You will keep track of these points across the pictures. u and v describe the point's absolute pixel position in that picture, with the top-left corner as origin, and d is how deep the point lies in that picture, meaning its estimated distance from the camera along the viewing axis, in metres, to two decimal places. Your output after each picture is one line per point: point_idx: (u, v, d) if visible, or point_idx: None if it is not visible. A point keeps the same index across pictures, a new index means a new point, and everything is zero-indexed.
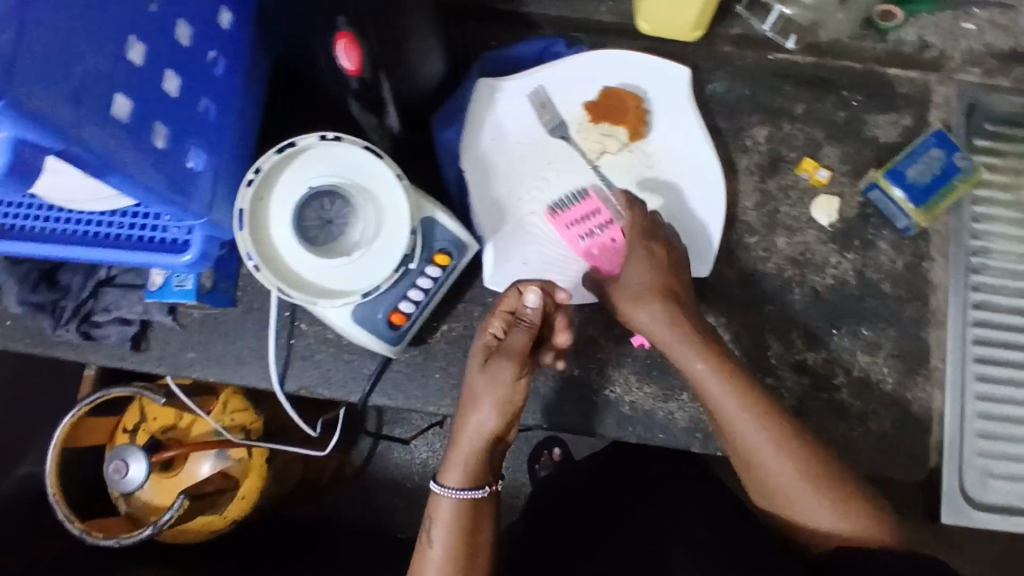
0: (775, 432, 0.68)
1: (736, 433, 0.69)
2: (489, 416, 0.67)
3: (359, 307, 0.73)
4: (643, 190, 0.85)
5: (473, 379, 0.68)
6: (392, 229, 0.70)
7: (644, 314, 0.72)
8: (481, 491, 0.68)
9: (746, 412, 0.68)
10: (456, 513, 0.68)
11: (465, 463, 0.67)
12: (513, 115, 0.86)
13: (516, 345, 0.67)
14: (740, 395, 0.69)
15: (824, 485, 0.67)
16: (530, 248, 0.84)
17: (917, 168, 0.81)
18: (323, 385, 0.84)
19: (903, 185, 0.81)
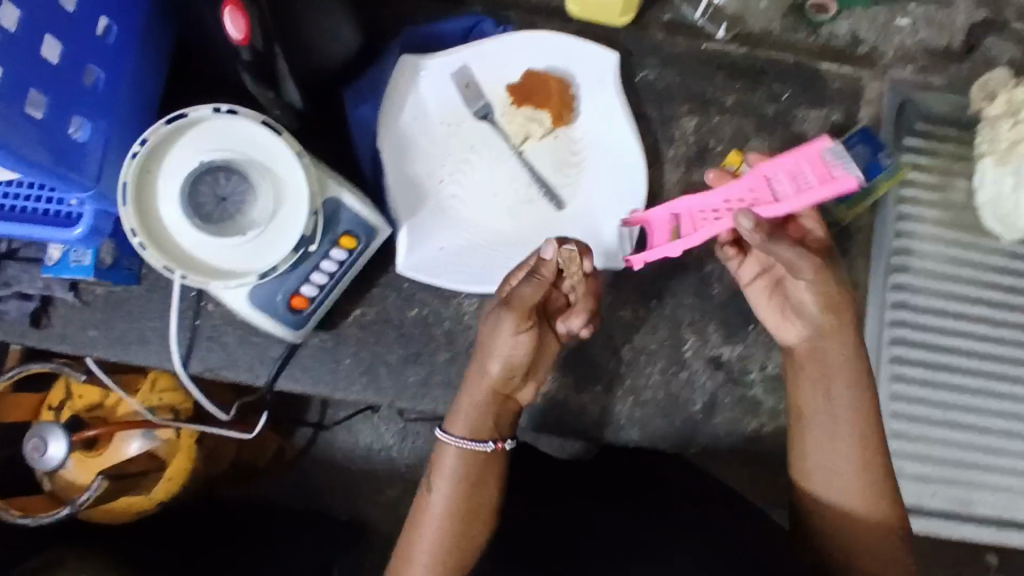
0: (871, 424, 0.66)
1: (812, 413, 0.68)
2: (496, 366, 0.67)
3: (256, 289, 0.70)
4: (566, 177, 0.83)
5: (497, 336, 0.67)
6: (291, 209, 0.67)
7: (804, 268, 0.68)
8: (486, 444, 0.68)
9: (853, 401, 0.66)
10: (462, 465, 0.67)
11: (470, 412, 0.68)
12: (436, 95, 0.83)
13: (518, 297, 0.66)
14: (849, 384, 0.67)
15: (868, 456, 0.66)
16: (448, 233, 0.82)
17: None
18: (230, 368, 0.81)
19: None
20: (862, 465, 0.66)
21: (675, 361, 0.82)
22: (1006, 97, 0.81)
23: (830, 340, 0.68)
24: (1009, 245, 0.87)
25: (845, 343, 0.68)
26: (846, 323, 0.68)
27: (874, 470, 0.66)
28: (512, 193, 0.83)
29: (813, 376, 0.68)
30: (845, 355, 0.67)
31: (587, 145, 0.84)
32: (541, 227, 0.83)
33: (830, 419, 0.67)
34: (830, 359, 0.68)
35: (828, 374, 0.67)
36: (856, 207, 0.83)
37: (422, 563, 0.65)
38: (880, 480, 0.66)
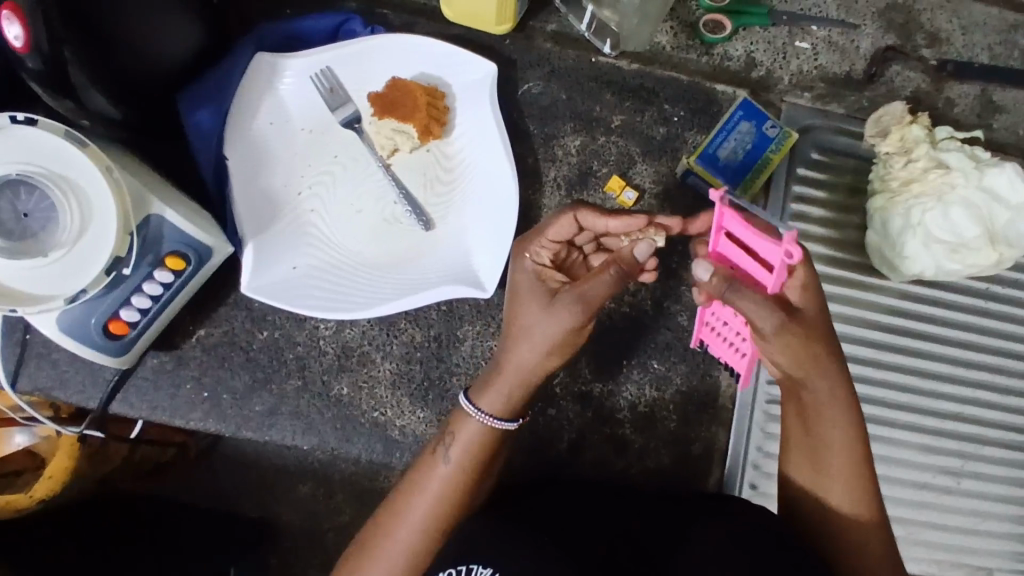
0: (857, 461, 0.59)
1: (820, 446, 0.60)
2: (538, 365, 0.61)
3: (65, 312, 0.65)
4: (438, 194, 0.78)
5: (548, 338, 0.60)
6: (98, 229, 0.61)
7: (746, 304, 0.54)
8: (514, 422, 0.64)
9: (845, 436, 0.59)
10: (480, 438, 0.63)
11: (506, 394, 0.62)
12: (297, 99, 0.77)
13: (591, 292, 0.59)
14: (842, 417, 0.59)
15: (862, 504, 0.60)
16: (303, 251, 0.76)
17: (727, 147, 0.77)
18: (59, 388, 0.76)
19: (715, 167, 0.77)
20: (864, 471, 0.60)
21: (541, 396, 0.78)
22: (899, 134, 0.76)
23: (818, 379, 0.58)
24: (898, 285, 0.83)
25: (831, 388, 0.58)
26: (832, 376, 0.58)
27: (870, 497, 0.60)
28: (376, 210, 0.77)
29: (830, 410, 0.59)
30: (834, 393, 0.58)
31: (462, 161, 0.78)
32: (407, 248, 0.77)
33: (835, 453, 0.59)
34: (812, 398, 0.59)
35: (811, 412, 0.59)
36: (756, 186, 0.78)
37: (416, 527, 0.62)
38: (872, 507, 0.61)
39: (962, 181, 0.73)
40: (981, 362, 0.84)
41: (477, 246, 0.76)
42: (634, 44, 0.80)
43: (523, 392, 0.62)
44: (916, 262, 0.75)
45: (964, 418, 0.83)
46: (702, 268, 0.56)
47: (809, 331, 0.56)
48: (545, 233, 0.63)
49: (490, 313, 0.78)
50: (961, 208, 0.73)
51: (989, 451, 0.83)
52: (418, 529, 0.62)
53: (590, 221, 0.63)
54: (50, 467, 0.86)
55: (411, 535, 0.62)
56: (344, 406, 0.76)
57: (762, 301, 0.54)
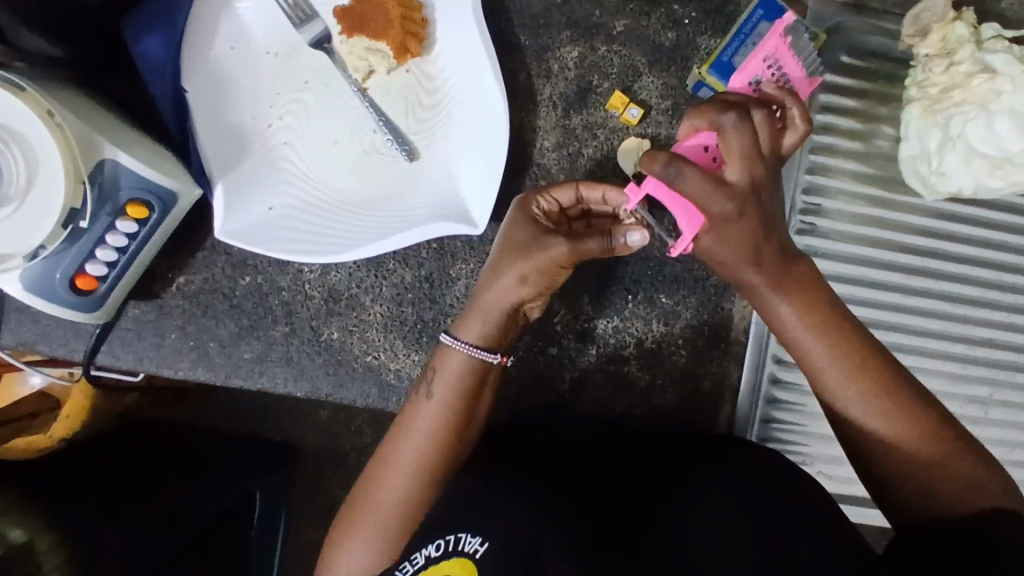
0: (867, 365, 0.55)
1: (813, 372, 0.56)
2: (516, 294, 0.59)
3: (27, 270, 0.61)
4: (421, 120, 0.71)
5: (530, 264, 0.58)
6: (45, 181, 0.56)
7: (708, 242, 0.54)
8: (493, 356, 0.61)
9: (835, 352, 0.55)
10: (462, 373, 0.61)
11: (484, 322, 0.60)
12: (257, 18, 0.69)
13: (585, 245, 0.58)
14: (823, 343, 0.55)
15: (880, 409, 0.55)
16: (278, 190, 0.70)
17: (745, 53, 0.68)
18: (44, 342, 0.73)
19: (732, 78, 0.68)
20: (864, 383, 0.55)
21: (542, 336, 0.74)
22: (941, 33, 0.66)
23: (782, 300, 0.55)
24: (932, 204, 0.75)
25: (803, 297, 0.55)
26: (800, 278, 0.55)
27: (888, 408, 0.55)
28: (355, 141, 0.71)
29: (807, 334, 0.55)
30: (799, 301, 0.54)
31: (446, 80, 0.70)
32: (391, 182, 0.71)
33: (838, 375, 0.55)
34: (781, 319, 0.55)
35: (792, 343, 0.56)
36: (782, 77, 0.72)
37: (407, 470, 0.61)
38: (900, 419, 0.55)
39: (1010, 87, 0.64)
40: (1019, 285, 0.77)
41: (468, 176, 0.70)
42: None
43: (504, 319, 0.60)
44: (953, 180, 0.68)
45: (996, 343, 0.78)
46: (639, 238, 0.57)
47: (761, 238, 0.53)
48: (547, 193, 0.61)
49: (484, 248, 0.73)
50: (1008, 118, 0.65)
51: (1019, 377, 0.79)
52: (407, 475, 0.61)
53: (588, 192, 0.61)
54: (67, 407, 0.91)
55: (403, 481, 0.61)
56: (336, 352, 0.73)
57: (723, 234, 0.53)
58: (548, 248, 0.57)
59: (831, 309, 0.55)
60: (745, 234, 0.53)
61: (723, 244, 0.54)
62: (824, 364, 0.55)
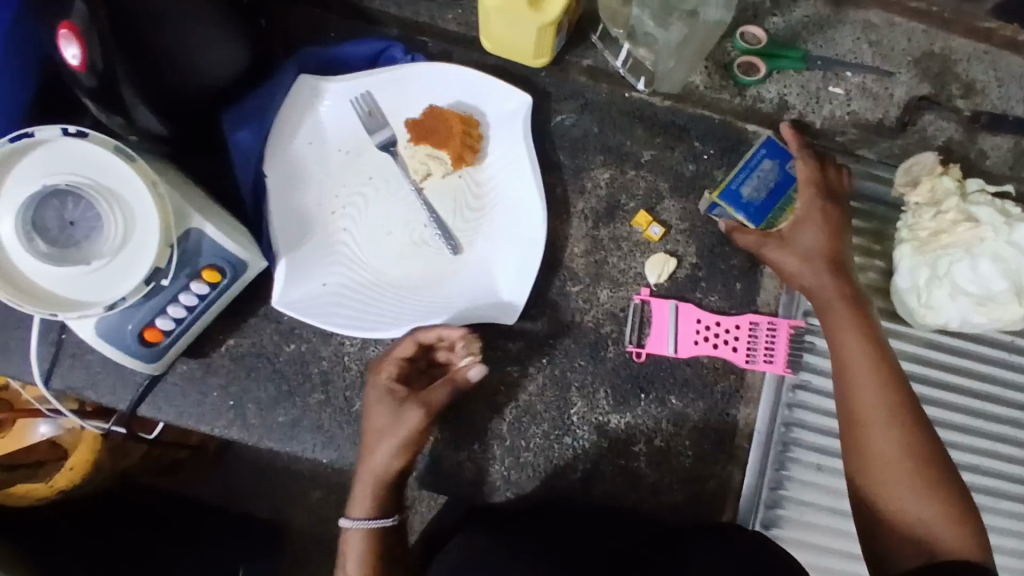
0: (919, 450, 0.65)
1: (868, 440, 0.66)
2: (392, 461, 0.72)
3: (103, 318, 0.66)
4: (467, 219, 0.79)
5: (397, 438, 0.71)
6: (139, 241, 0.63)
7: (814, 277, 0.72)
8: (390, 518, 0.73)
9: (882, 391, 0.67)
10: (368, 547, 0.72)
11: (372, 493, 0.72)
12: (336, 120, 0.79)
13: (434, 403, 0.72)
14: (884, 410, 0.66)
15: (924, 490, 0.64)
16: (333, 268, 0.78)
17: (750, 184, 0.78)
18: (92, 388, 0.78)
19: (739, 204, 0.78)
20: (913, 463, 0.65)
21: (558, 425, 0.78)
22: (930, 184, 0.76)
23: (856, 353, 0.69)
24: (922, 334, 0.82)
25: (871, 365, 0.68)
26: (872, 350, 0.69)
27: (934, 493, 0.64)
28: (406, 232, 0.79)
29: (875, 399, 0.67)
30: (871, 361, 0.68)
31: (493, 187, 0.79)
32: (435, 271, 0.79)
33: (882, 421, 0.66)
34: (856, 378, 0.68)
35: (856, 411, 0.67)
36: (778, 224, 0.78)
37: None
38: (945, 505, 0.63)
39: (993, 235, 0.73)
40: (1004, 416, 0.83)
41: (504, 273, 0.78)
42: (670, 86, 0.81)
43: (387, 485, 0.72)
44: (941, 313, 0.75)
45: (983, 470, 0.82)
46: (477, 372, 0.72)
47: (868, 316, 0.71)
48: (389, 356, 0.73)
49: (512, 337, 0.79)
50: (991, 261, 0.73)
51: (1005, 505, 0.83)
52: None
53: (425, 338, 0.72)
54: (72, 459, 0.90)
55: None
56: (364, 422, 0.77)
57: (823, 276, 0.72)
58: (409, 420, 0.71)
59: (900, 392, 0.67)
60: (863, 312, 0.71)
61: (819, 277, 0.72)
62: (877, 429, 0.66)
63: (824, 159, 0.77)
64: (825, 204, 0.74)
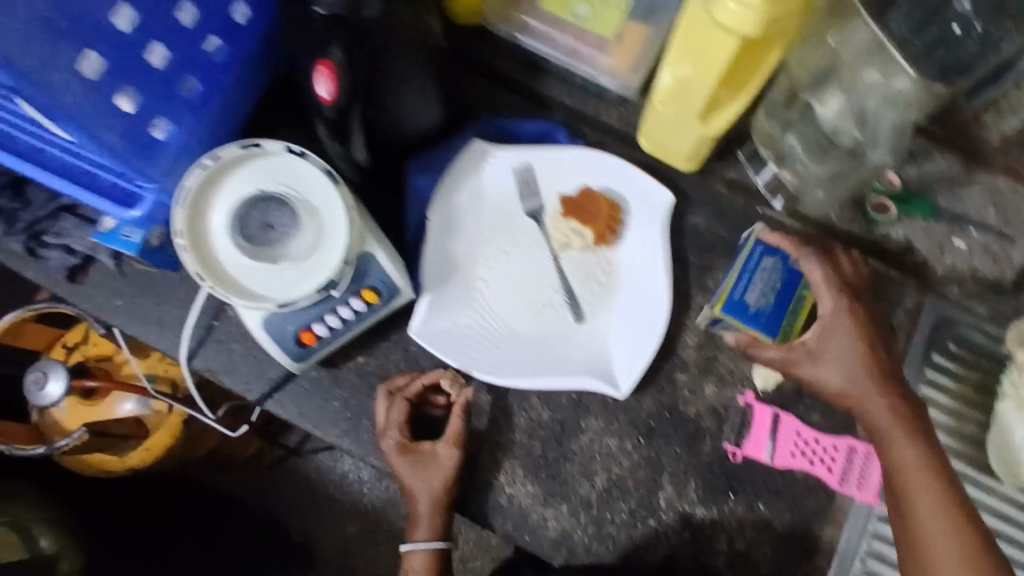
0: (988, 569, 0.64)
1: (926, 557, 0.66)
2: (440, 491, 0.78)
3: (271, 314, 0.73)
4: (596, 293, 0.85)
5: (440, 474, 0.78)
6: (325, 254, 0.70)
7: (840, 381, 0.73)
8: (444, 540, 0.80)
9: (947, 508, 0.67)
10: (430, 563, 0.80)
11: (428, 523, 0.78)
12: (497, 183, 0.88)
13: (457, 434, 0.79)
14: (942, 525, 0.66)
15: None
16: (466, 312, 0.84)
17: (756, 294, 0.77)
18: (228, 375, 0.85)
19: (745, 317, 0.77)
20: None
21: (645, 506, 0.81)
22: None
23: (908, 467, 0.69)
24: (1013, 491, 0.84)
25: (925, 479, 0.68)
26: (931, 462, 0.69)
27: None
28: (537, 294, 0.86)
29: (930, 513, 0.67)
30: (925, 479, 0.68)
31: (623, 269, 0.86)
32: (557, 334, 0.85)
33: (935, 524, 0.66)
34: (910, 495, 0.68)
35: (915, 525, 0.67)
36: (796, 327, 0.80)
37: None
38: None
39: None
40: None
41: (621, 349, 0.83)
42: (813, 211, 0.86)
43: (444, 513, 0.78)
44: None
45: None
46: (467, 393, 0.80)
47: (920, 421, 0.71)
48: (387, 410, 0.79)
49: (616, 412, 0.83)
50: None
51: None
52: None
53: (409, 391, 0.80)
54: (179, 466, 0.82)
55: None
56: (466, 464, 0.82)
57: (851, 376, 0.73)
58: (445, 455, 0.78)
59: (959, 505, 0.67)
60: (917, 426, 0.70)
61: (846, 382, 0.73)
62: (936, 546, 0.66)
63: (833, 251, 0.79)
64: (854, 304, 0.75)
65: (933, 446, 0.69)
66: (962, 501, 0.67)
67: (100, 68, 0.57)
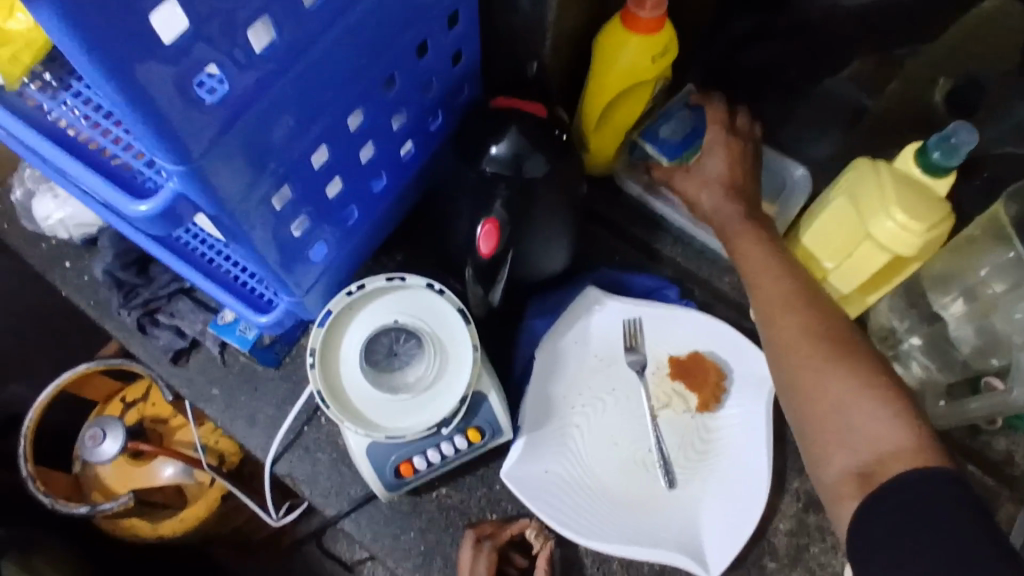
0: (870, 404, 0.59)
1: (834, 431, 0.60)
2: None
3: (377, 442, 0.73)
4: (691, 460, 0.84)
5: None
6: (444, 390, 0.71)
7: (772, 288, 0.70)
8: None
9: (844, 391, 0.61)
10: None
11: None
12: (604, 332, 0.88)
13: None
14: (861, 406, 0.60)
15: (869, 421, 0.58)
16: (558, 459, 0.83)
17: (668, 126, 0.87)
18: (309, 485, 0.83)
19: (658, 142, 0.87)
20: (883, 431, 0.58)
21: None
22: None
23: (785, 326, 0.67)
24: None
25: (817, 346, 0.64)
26: (851, 361, 0.62)
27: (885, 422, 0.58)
28: (631, 450, 0.84)
29: (823, 362, 0.63)
30: (809, 342, 0.65)
31: (720, 439, 0.84)
32: (647, 496, 0.82)
33: (807, 358, 0.64)
34: (798, 365, 0.64)
35: (828, 422, 0.61)
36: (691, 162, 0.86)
37: None
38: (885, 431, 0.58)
39: None
40: None
41: (710, 524, 0.80)
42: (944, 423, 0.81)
43: None
44: None
45: None
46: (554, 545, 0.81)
47: (830, 320, 0.66)
48: (474, 557, 0.77)
49: None
50: None
51: None
52: None
53: (496, 539, 0.79)
54: None
55: None
56: None
57: (807, 305, 0.67)
58: None
59: (853, 350, 0.63)
60: (823, 317, 0.66)
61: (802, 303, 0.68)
62: (829, 399, 0.61)
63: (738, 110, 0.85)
64: (750, 222, 0.76)
65: (830, 322, 0.66)
66: (849, 345, 0.64)
67: (287, 199, 0.61)
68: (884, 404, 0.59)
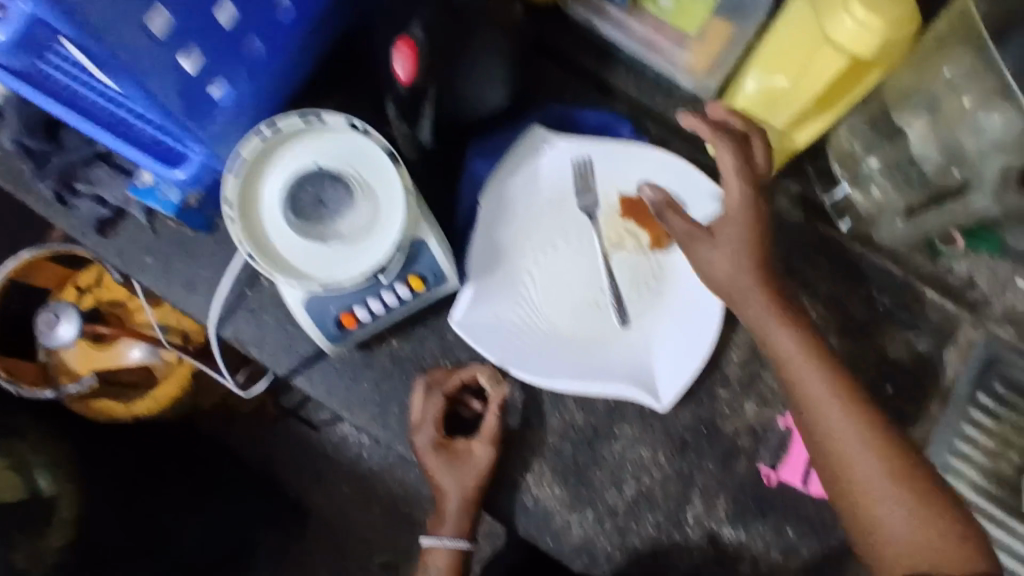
0: (842, 397, 0.65)
1: (817, 411, 0.65)
2: (471, 492, 0.77)
3: (315, 295, 0.71)
4: (645, 298, 0.82)
5: (474, 472, 0.76)
6: (377, 236, 0.67)
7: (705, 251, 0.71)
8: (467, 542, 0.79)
9: (814, 372, 0.66)
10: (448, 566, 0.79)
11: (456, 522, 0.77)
12: (553, 173, 0.83)
13: (492, 433, 0.78)
14: (813, 372, 0.66)
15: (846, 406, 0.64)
16: (509, 306, 0.81)
17: None
18: (256, 346, 0.82)
19: None
20: (843, 409, 0.64)
21: (670, 519, 0.80)
22: None
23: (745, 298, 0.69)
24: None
25: (768, 315, 0.68)
26: (788, 313, 0.68)
27: (853, 404, 0.64)
28: (584, 293, 0.82)
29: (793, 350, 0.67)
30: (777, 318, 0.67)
31: (673, 276, 0.82)
32: (601, 336, 0.82)
33: (769, 327, 0.68)
34: (774, 344, 0.68)
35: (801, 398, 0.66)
36: None
37: None
38: (860, 421, 0.64)
39: None
40: None
41: (664, 359, 0.80)
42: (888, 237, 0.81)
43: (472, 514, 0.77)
44: None
45: None
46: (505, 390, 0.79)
47: (763, 262, 0.70)
48: (421, 402, 0.78)
49: (651, 422, 0.81)
50: None
51: None
52: None
53: (446, 386, 0.79)
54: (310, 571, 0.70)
55: None
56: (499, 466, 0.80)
57: (739, 247, 0.70)
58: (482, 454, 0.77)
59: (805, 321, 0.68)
60: (761, 271, 0.69)
61: (734, 249, 0.70)
62: (808, 384, 0.66)
63: None
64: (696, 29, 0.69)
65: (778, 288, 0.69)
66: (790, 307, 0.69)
67: (168, 27, 0.54)
68: (853, 389, 0.65)
